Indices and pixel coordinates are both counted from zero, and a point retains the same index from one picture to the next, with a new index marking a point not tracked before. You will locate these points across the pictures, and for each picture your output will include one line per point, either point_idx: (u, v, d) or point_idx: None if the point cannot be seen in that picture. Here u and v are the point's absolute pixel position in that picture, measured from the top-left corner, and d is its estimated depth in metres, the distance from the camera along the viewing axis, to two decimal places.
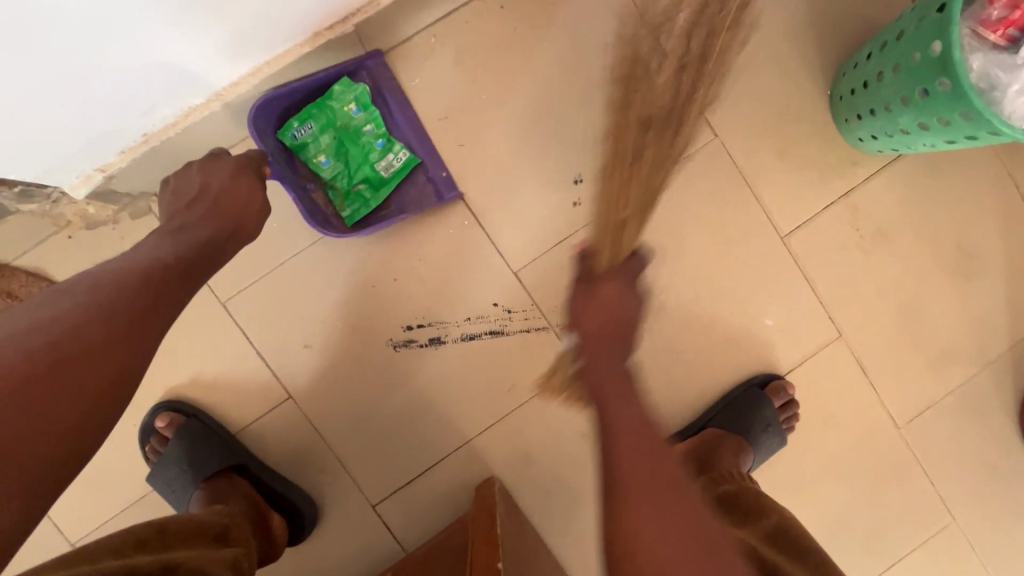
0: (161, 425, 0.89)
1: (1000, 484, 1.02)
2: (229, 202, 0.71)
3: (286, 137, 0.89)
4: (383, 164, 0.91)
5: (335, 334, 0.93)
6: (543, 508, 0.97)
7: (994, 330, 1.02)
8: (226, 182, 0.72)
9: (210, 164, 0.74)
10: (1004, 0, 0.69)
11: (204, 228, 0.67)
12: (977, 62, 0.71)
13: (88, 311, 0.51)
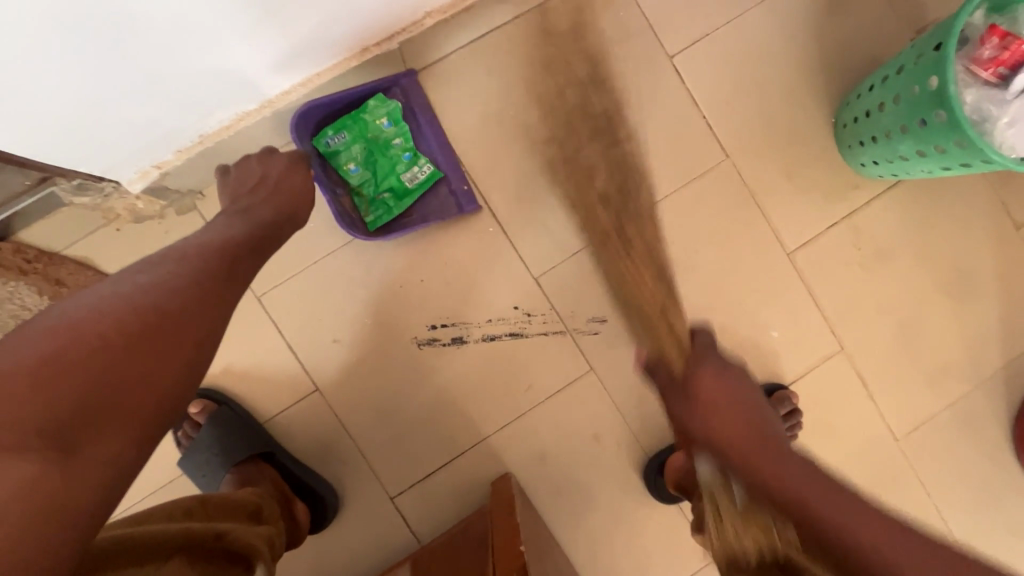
0: (194, 411, 0.94)
1: (997, 497, 1.06)
2: (289, 189, 0.77)
3: (319, 144, 0.94)
4: (408, 175, 0.97)
5: (363, 330, 0.98)
6: (555, 506, 1.00)
7: (989, 348, 1.07)
8: (282, 173, 0.79)
9: (268, 157, 0.81)
10: (994, 42, 0.77)
11: (266, 210, 0.73)
12: (970, 95, 0.78)
13: (179, 276, 0.56)
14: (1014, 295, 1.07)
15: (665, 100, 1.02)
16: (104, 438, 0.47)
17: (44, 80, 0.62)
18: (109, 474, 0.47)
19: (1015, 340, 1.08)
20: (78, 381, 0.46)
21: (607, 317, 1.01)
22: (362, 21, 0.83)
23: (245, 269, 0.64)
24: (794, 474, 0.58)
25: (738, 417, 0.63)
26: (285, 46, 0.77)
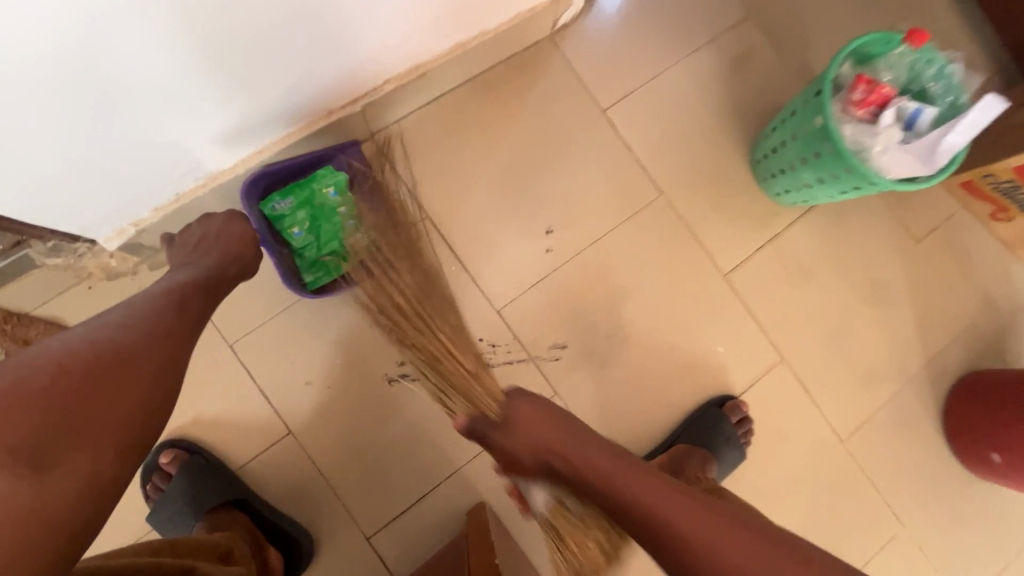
0: (164, 461, 0.95)
1: (938, 485, 1.15)
2: (228, 238, 0.82)
3: (266, 208, 0.96)
4: (350, 243, 0.98)
5: (334, 370, 1.01)
6: (531, 532, 1.03)
7: (910, 349, 1.20)
8: (226, 220, 0.84)
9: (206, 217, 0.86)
10: (862, 86, 0.92)
11: (210, 258, 0.79)
12: (850, 130, 0.93)
13: (134, 317, 0.61)
14: (922, 300, 1.22)
15: (602, 146, 1.15)
16: (73, 462, 0.52)
17: (30, 148, 0.67)
18: (79, 495, 0.52)
19: (930, 340, 1.21)
20: (45, 415, 0.51)
21: (566, 343, 1.09)
22: (330, 89, 0.92)
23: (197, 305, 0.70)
24: (633, 479, 0.66)
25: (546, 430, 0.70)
26: (255, 111, 0.86)
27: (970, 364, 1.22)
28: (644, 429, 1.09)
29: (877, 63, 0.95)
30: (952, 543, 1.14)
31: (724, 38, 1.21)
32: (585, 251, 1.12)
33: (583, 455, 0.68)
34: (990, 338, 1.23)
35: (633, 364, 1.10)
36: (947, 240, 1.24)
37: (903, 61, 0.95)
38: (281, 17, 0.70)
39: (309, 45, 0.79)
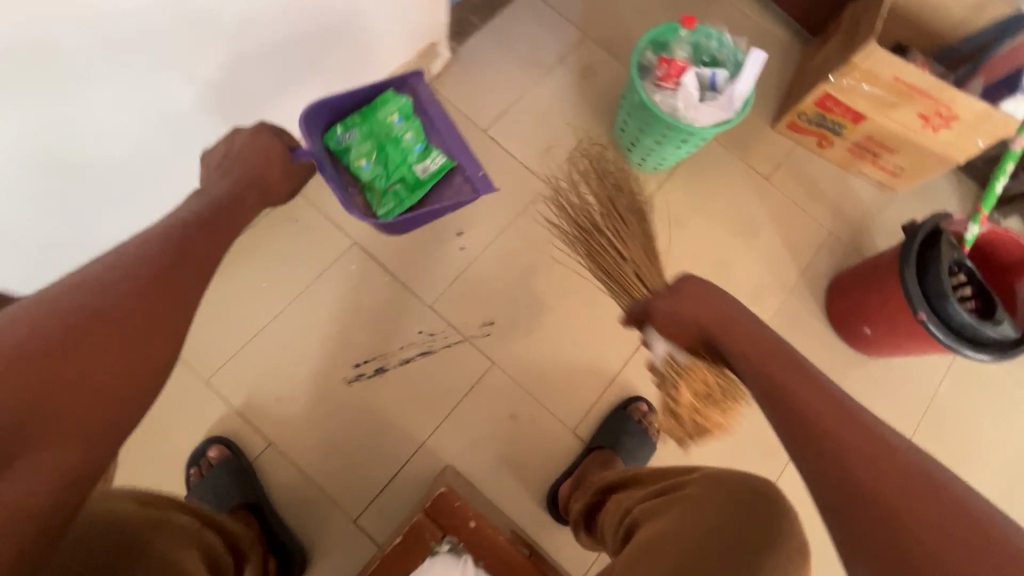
0: (212, 453, 1.12)
1: (835, 370, 1.35)
2: (253, 158, 0.91)
3: (333, 141, 1.16)
4: (420, 167, 1.18)
5: (301, 383, 1.20)
6: (497, 483, 1.18)
7: (785, 263, 1.42)
8: (249, 136, 0.93)
9: (232, 136, 0.94)
10: (663, 64, 1.19)
11: (225, 183, 0.86)
12: (660, 98, 1.19)
13: (117, 274, 0.60)
14: (784, 224, 1.46)
15: (490, 157, 1.40)
16: (51, 447, 0.49)
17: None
18: (67, 480, 0.49)
19: (800, 253, 1.44)
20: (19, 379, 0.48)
21: (493, 319, 1.28)
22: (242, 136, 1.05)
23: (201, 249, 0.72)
24: (811, 393, 0.64)
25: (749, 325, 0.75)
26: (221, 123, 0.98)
27: (838, 264, 1.44)
28: (577, 376, 1.27)
29: (672, 46, 1.23)
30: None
31: (571, 55, 1.50)
32: (494, 241, 1.33)
33: (774, 346, 0.72)
34: (849, 242, 1.47)
35: (555, 324, 1.29)
36: (791, 171, 1.50)
37: (688, 40, 1.23)
38: (278, 19, 0.88)
39: (283, 57, 0.97)
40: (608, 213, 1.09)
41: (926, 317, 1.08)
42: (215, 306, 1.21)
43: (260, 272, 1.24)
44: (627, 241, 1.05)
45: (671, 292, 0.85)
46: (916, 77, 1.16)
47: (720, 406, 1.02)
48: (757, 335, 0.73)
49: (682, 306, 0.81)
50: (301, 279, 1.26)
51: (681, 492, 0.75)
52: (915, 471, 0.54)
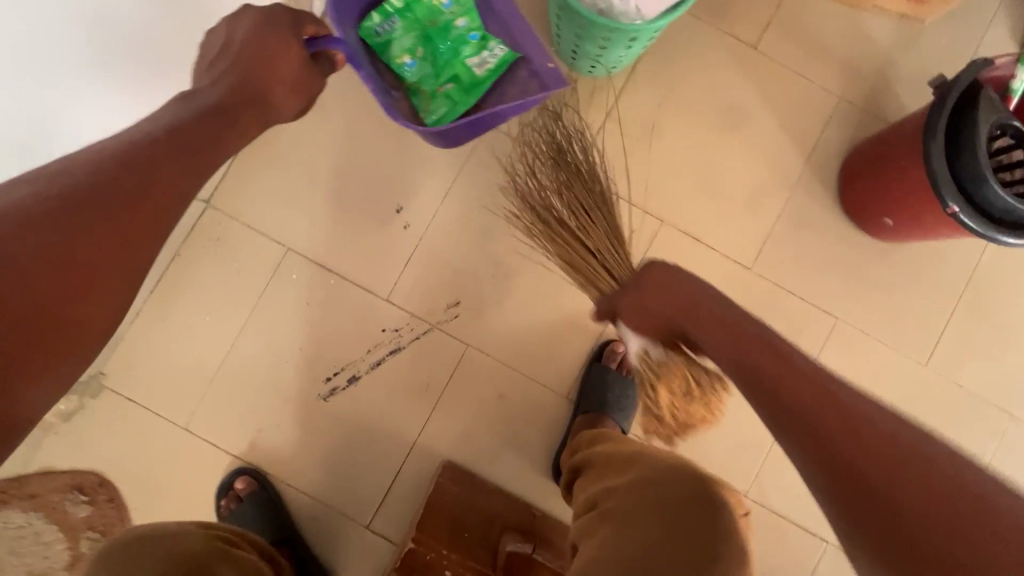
0: (239, 486, 1.12)
1: (853, 269, 1.18)
2: (268, 49, 0.77)
3: (369, 35, 1.04)
4: (474, 61, 1.04)
5: (278, 409, 1.15)
6: (499, 466, 1.14)
7: (784, 153, 1.19)
8: (251, 22, 0.78)
9: (233, 21, 0.80)
10: None
11: (232, 74, 0.75)
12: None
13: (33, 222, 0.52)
14: (780, 102, 1.19)
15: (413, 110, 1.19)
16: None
17: None
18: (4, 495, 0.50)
19: (802, 136, 1.19)
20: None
21: (459, 299, 1.17)
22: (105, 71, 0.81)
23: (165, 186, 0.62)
24: (802, 392, 0.59)
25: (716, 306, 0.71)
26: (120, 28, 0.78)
27: (852, 138, 1.19)
28: (561, 340, 1.16)
29: None
30: (882, 312, 1.18)
31: None
32: (439, 211, 1.17)
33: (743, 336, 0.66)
34: (865, 106, 1.20)
35: (527, 289, 1.17)
36: (784, 28, 1.20)
37: None
38: None
39: None
40: (563, 188, 0.97)
41: (950, 202, 0.88)
42: (169, 350, 1.15)
43: (202, 305, 1.16)
44: (593, 230, 0.95)
45: (642, 289, 0.81)
46: None
47: (703, 400, 0.88)
48: (723, 311, 0.70)
49: (663, 306, 0.76)
50: (245, 300, 1.16)
51: (604, 506, 0.74)
52: (918, 463, 0.50)
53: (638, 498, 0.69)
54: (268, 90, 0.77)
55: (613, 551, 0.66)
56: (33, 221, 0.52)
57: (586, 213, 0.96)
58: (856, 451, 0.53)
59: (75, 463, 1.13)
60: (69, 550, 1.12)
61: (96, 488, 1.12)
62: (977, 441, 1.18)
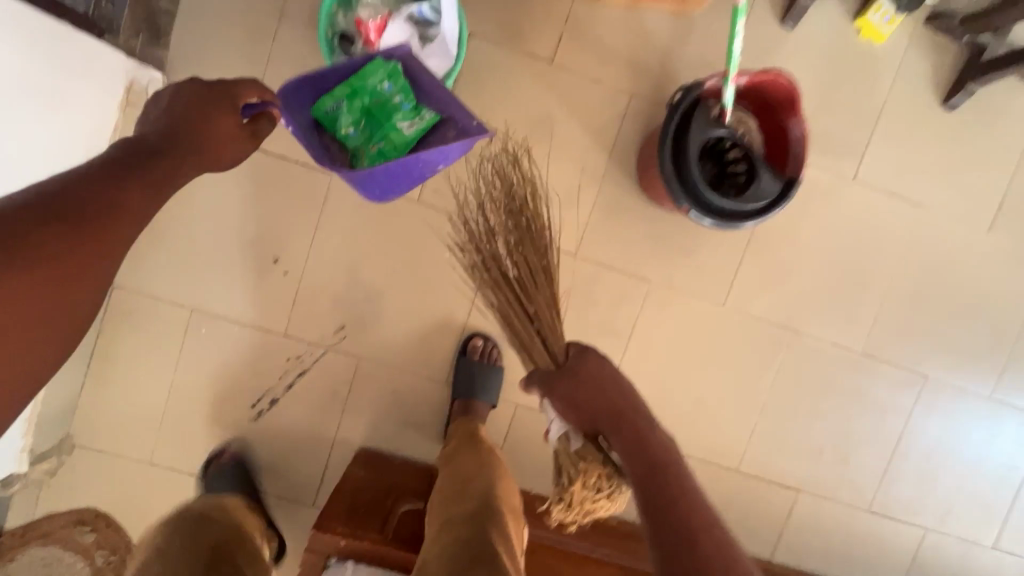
0: (227, 451, 1.40)
1: (657, 239, 1.45)
2: (206, 132, 0.86)
3: (317, 112, 1.10)
4: (410, 126, 1.09)
5: (220, 435, 1.43)
6: (406, 442, 1.46)
7: (589, 152, 1.41)
8: (177, 100, 0.87)
9: (180, 88, 0.88)
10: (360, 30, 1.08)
11: (168, 135, 0.82)
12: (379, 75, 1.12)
13: (48, 240, 0.61)
14: (581, 108, 1.39)
15: (267, 170, 1.36)
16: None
17: None
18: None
19: (602, 134, 1.40)
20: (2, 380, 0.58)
21: (344, 323, 1.42)
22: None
23: (120, 203, 0.69)
24: (640, 465, 0.88)
25: (616, 394, 0.98)
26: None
27: (645, 129, 1.40)
28: (435, 339, 1.45)
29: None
30: (685, 269, 1.47)
31: (289, 6, 1.30)
32: (312, 253, 1.40)
33: (624, 414, 0.95)
34: (653, 97, 1.39)
35: (399, 304, 1.43)
36: (574, 39, 1.36)
37: None
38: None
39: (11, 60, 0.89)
40: (515, 251, 1.19)
41: (684, 203, 1.13)
42: (119, 406, 1.40)
43: (134, 366, 1.39)
44: (534, 287, 1.19)
45: (573, 380, 1.04)
46: None
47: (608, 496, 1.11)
48: (615, 398, 0.98)
49: (574, 393, 1.02)
50: (169, 357, 1.39)
51: (438, 530, 1.07)
52: (696, 520, 0.80)
53: (448, 492, 1.15)
54: (207, 127, 0.86)
55: (432, 553, 1.02)
56: (31, 228, 0.61)
57: (535, 279, 1.20)
58: (670, 504, 0.82)
59: (72, 504, 1.42)
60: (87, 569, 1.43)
61: (95, 519, 1.42)
62: (769, 352, 1.53)
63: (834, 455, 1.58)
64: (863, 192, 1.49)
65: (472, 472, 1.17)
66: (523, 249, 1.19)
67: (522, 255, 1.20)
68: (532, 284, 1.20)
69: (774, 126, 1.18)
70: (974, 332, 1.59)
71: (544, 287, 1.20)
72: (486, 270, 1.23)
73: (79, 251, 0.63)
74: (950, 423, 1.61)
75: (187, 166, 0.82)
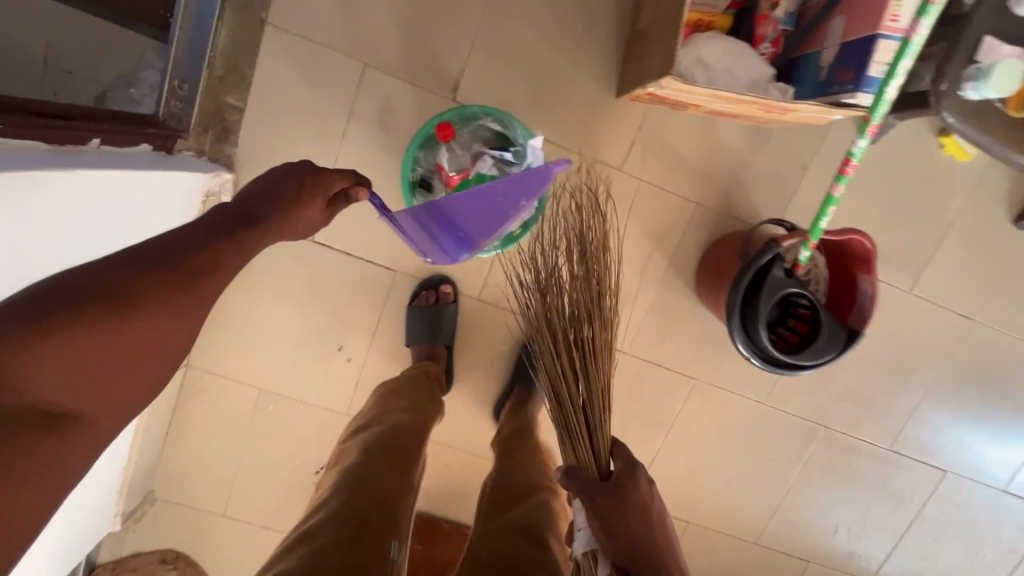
0: (446, 287, 1.41)
1: (706, 342, 1.49)
2: (294, 205, 0.80)
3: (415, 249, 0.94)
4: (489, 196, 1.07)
5: (285, 494, 1.55)
6: (454, 510, 1.58)
7: (650, 259, 1.41)
8: (281, 173, 0.84)
9: (292, 168, 0.84)
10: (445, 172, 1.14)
11: (256, 207, 0.78)
12: None
13: (111, 306, 0.59)
14: (647, 214, 1.38)
15: (333, 263, 1.39)
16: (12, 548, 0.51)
17: None
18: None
19: (665, 242, 1.40)
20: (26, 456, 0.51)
21: None
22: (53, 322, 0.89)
23: (210, 260, 0.69)
24: None
25: (662, 532, 0.85)
26: None
27: (708, 238, 1.40)
28: (487, 422, 1.53)
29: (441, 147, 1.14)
30: (731, 367, 1.52)
31: (360, 108, 1.29)
32: (374, 340, 1.46)
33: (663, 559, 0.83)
34: (720, 208, 1.38)
35: (454, 389, 1.51)
36: (646, 147, 1.34)
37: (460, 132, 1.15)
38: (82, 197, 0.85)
39: (96, 188, 0.88)
40: (577, 318, 1.05)
41: (743, 350, 1.16)
42: (194, 466, 1.51)
43: (208, 433, 1.49)
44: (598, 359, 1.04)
45: (613, 492, 0.89)
46: (731, 95, 1.00)
47: None
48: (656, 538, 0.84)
49: (614, 514, 0.86)
50: (239, 427, 1.49)
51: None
52: None
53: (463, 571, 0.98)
54: (289, 205, 0.80)
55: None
56: (95, 296, 0.59)
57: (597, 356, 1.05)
58: None
59: (151, 547, 1.55)
60: None
61: (175, 559, 1.55)
62: (800, 444, 1.60)
63: (847, 534, 1.69)
64: (917, 304, 1.50)
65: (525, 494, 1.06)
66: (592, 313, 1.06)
67: (589, 317, 1.06)
68: (594, 353, 1.05)
69: (841, 280, 1.20)
70: (1006, 437, 1.64)
71: (603, 368, 1.05)
72: (545, 323, 1.07)
73: (169, 298, 0.64)
74: (967, 518, 1.68)
75: (262, 241, 0.77)
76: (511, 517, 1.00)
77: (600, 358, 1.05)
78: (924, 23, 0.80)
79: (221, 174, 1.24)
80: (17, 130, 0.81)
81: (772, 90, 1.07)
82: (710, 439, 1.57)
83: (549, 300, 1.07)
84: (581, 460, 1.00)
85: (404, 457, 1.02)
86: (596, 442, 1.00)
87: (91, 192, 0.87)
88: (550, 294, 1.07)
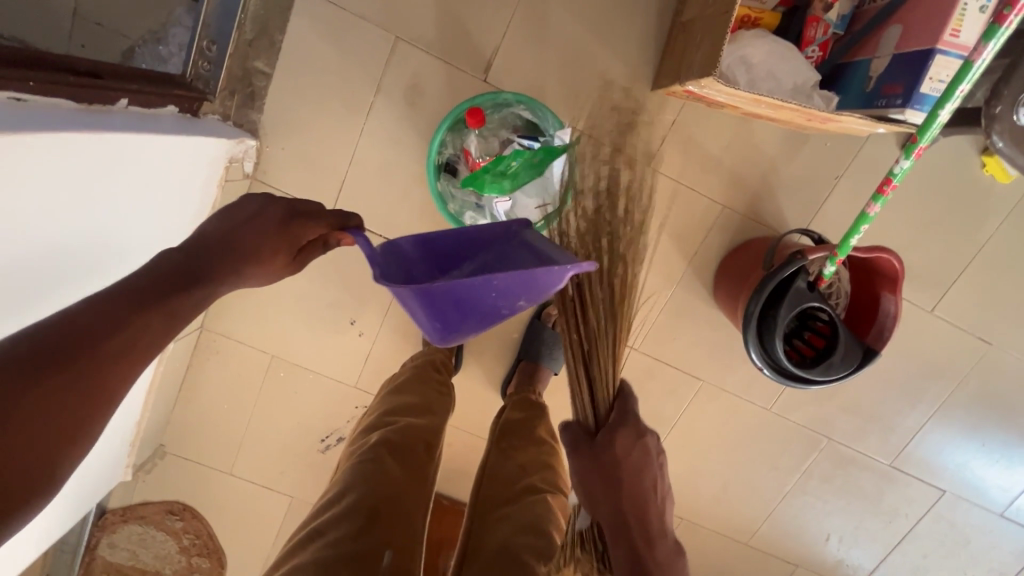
0: None
1: (718, 344, 1.48)
2: (255, 254, 0.76)
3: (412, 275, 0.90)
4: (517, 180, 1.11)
5: (290, 458, 1.59)
6: (453, 486, 1.61)
7: (671, 258, 1.39)
8: (247, 211, 0.78)
9: (259, 206, 0.79)
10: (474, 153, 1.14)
11: (221, 247, 0.74)
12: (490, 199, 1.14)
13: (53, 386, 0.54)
14: (671, 212, 1.35)
15: None
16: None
17: None
18: None
19: (687, 242, 1.38)
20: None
21: None
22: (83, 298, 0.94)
23: (119, 348, 0.59)
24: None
25: (642, 482, 0.83)
26: (103, 270, 0.94)
27: (731, 241, 1.38)
28: (492, 405, 1.55)
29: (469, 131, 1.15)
30: (740, 371, 1.52)
31: (387, 82, 1.26)
32: (387, 317, 1.47)
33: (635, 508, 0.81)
34: (746, 210, 1.35)
35: (462, 370, 1.52)
36: (678, 142, 1.30)
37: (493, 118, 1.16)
38: (111, 165, 0.86)
39: (119, 162, 0.88)
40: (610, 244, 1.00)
41: (756, 359, 1.15)
42: (204, 424, 1.55)
43: (218, 395, 1.52)
44: (592, 313, 0.99)
45: (589, 458, 0.86)
46: (777, 101, 0.96)
47: None
48: (636, 488, 0.82)
49: (592, 485, 0.84)
50: (249, 390, 1.52)
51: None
52: None
53: (476, 532, 1.01)
54: (253, 257, 0.75)
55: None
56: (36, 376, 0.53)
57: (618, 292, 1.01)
58: None
59: (160, 497, 1.60)
60: (164, 561, 1.60)
61: (182, 511, 1.60)
62: (801, 453, 1.61)
63: (838, 543, 1.70)
64: (938, 323, 1.47)
65: (528, 482, 1.08)
66: (625, 235, 1.01)
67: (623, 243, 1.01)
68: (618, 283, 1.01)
69: (863, 298, 1.19)
70: (1010, 462, 1.62)
71: (623, 298, 1.02)
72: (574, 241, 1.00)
73: (122, 362, 0.59)
74: (960, 537, 1.69)
75: (218, 294, 0.73)
76: (510, 509, 1.02)
77: (623, 286, 1.02)
78: (989, 48, 0.75)
79: (246, 141, 1.22)
80: (46, 90, 0.80)
81: (816, 97, 1.03)
82: (712, 441, 1.58)
83: (585, 218, 1.00)
84: (580, 402, 0.98)
85: (413, 455, 1.05)
86: (596, 380, 0.97)
87: (114, 160, 0.86)
88: (593, 215, 1.00)
